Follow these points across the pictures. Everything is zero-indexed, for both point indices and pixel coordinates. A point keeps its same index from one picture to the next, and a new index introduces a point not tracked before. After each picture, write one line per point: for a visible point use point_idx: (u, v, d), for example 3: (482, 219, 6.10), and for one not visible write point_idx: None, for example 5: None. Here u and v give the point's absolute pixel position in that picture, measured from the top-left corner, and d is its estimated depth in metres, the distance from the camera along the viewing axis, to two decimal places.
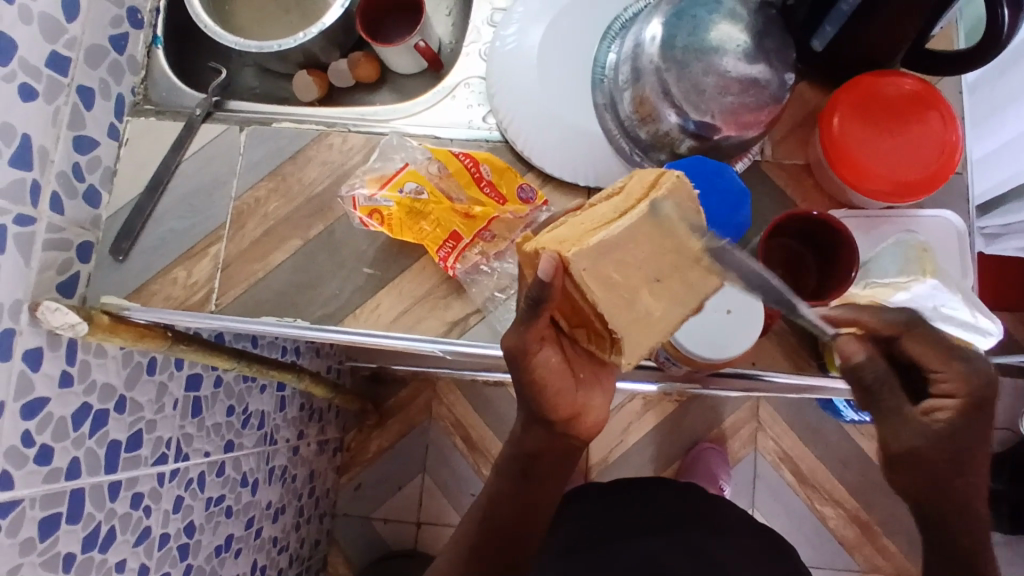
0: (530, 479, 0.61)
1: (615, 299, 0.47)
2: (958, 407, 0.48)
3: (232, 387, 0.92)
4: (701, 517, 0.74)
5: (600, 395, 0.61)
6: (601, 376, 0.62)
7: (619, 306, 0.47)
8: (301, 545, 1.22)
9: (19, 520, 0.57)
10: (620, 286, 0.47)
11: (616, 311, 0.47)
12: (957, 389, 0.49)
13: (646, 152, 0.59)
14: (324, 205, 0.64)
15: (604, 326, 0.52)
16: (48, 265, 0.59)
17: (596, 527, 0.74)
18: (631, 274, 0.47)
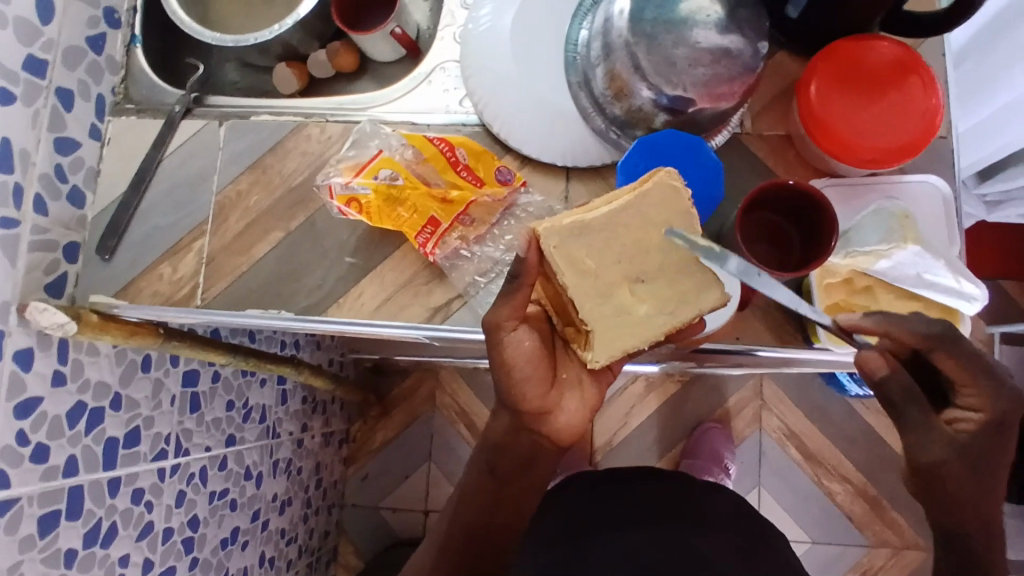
0: (496, 475, 0.66)
1: (591, 288, 0.53)
2: (980, 420, 0.53)
3: (231, 381, 0.93)
4: (694, 503, 0.73)
5: (574, 400, 0.64)
6: (581, 383, 0.64)
7: (593, 296, 0.53)
8: (310, 535, 1.23)
9: (17, 517, 0.59)
10: (595, 275, 0.53)
11: (591, 297, 0.53)
12: (981, 405, 0.53)
13: (621, 128, 0.58)
14: (306, 196, 0.64)
15: (575, 314, 0.55)
16: (35, 266, 0.59)
17: (586, 517, 0.73)
18: (605, 263, 0.53)
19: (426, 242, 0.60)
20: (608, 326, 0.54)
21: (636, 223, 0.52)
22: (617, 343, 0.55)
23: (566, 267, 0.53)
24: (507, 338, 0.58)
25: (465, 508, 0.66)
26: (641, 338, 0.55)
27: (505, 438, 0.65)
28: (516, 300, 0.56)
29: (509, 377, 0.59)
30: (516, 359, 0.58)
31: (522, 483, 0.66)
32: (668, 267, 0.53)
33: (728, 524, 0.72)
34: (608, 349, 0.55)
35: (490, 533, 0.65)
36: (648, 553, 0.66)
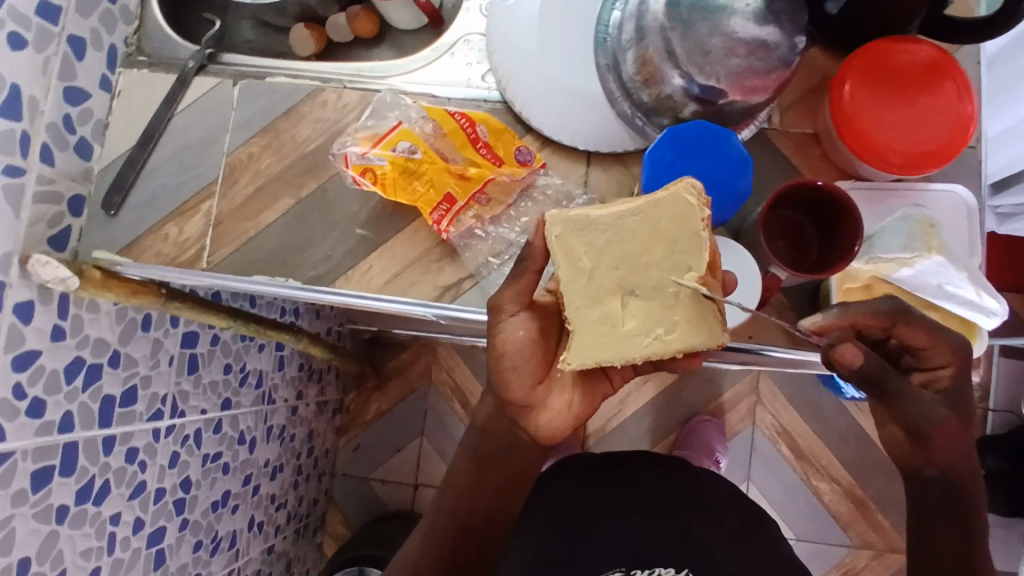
0: (481, 462, 0.66)
1: (584, 290, 0.53)
2: (948, 373, 0.55)
3: (229, 345, 0.92)
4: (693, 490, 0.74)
5: (561, 400, 0.63)
6: (571, 385, 0.63)
7: (584, 297, 0.53)
8: (299, 502, 1.23)
9: (11, 471, 0.58)
10: (588, 276, 0.52)
11: (580, 297, 0.53)
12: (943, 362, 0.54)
13: (648, 116, 0.57)
14: (319, 163, 0.63)
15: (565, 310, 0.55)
16: (39, 218, 0.58)
17: (579, 505, 0.73)
18: (603, 265, 0.52)
19: (441, 221, 0.59)
20: (590, 331, 0.52)
21: (645, 231, 0.51)
22: (594, 351, 0.52)
23: (564, 259, 0.53)
24: (506, 322, 0.57)
25: (452, 494, 0.66)
26: (620, 355, 0.52)
27: (490, 421, 0.67)
28: (519, 287, 0.57)
29: (499, 364, 0.59)
30: (510, 345, 0.58)
31: (504, 470, 0.66)
32: (664, 286, 0.51)
33: (723, 511, 0.72)
34: (584, 355, 0.52)
35: (470, 517, 0.65)
36: (646, 542, 0.66)
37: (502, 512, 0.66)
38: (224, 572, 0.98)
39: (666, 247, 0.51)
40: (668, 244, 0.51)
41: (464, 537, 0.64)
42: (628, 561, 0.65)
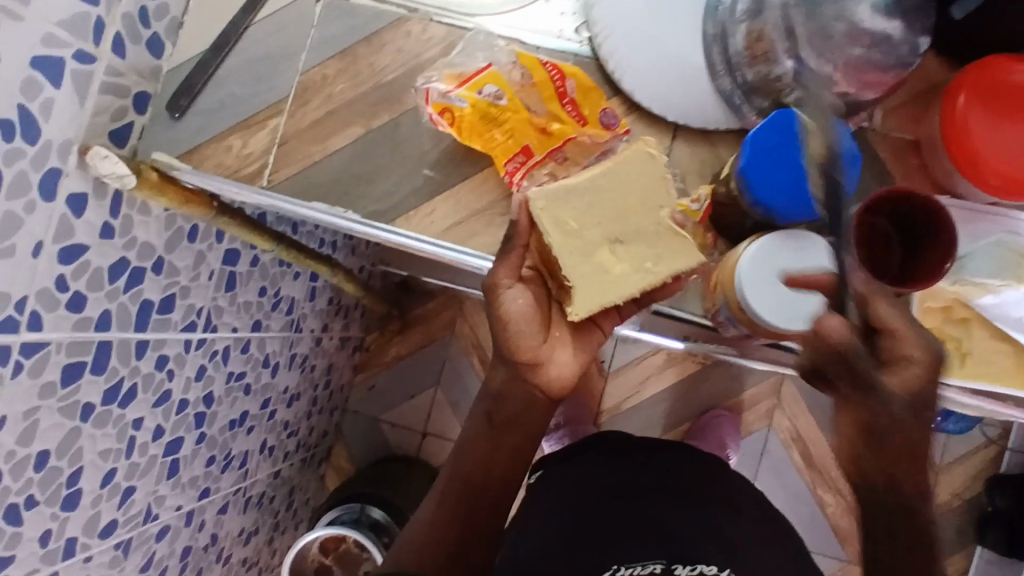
0: (494, 424, 0.64)
1: (574, 248, 0.55)
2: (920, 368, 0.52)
3: (267, 268, 0.92)
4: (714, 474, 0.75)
5: (567, 354, 0.63)
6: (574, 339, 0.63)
7: (577, 255, 0.55)
8: (310, 432, 1.24)
9: (44, 361, 0.57)
10: (579, 234, 0.55)
11: (572, 256, 0.55)
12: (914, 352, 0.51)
13: (747, 94, 0.54)
14: (394, 96, 0.61)
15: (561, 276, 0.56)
16: (103, 110, 0.56)
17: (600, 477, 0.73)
18: (588, 225, 0.55)
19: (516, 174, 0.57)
20: (590, 285, 0.55)
21: (621, 190, 0.55)
22: (599, 297, 0.55)
23: (552, 227, 0.54)
24: (505, 296, 0.58)
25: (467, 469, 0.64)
26: (619, 295, 0.55)
27: (504, 387, 0.63)
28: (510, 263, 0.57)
29: (506, 332, 0.59)
30: (513, 314, 0.58)
31: (518, 430, 0.64)
32: (647, 230, 0.55)
33: (741, 496, 0.73)
34: (590, 304, 0.55)
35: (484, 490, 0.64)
36: (682, 533, 0.66)
37: (509, 489, 0.65)
38: (232, 489, 0.99)
39: (639, 198, 0.54)
40: (643, 195, 0.54)
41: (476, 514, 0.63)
42: (670, 554, 0.65)
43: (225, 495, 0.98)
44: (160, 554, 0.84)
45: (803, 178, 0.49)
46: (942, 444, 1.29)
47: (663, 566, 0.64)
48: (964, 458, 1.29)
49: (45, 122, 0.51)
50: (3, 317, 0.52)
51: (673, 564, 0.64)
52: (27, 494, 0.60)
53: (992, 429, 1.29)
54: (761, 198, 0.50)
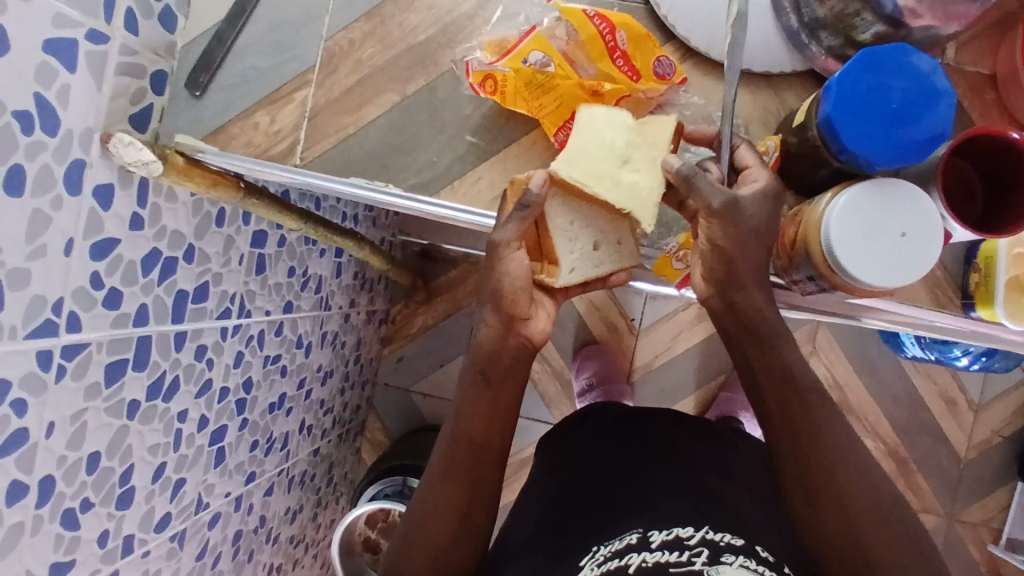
0: (491, 382, 0.63)
1: (607, 189, 0.57)
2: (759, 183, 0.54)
3: (294, 248, 0.89)
4: (722, 455, 0.72)
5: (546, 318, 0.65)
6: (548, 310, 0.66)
7: (605, 188, 0.57)
8: (344, 408, 1.23)
9: (86, 362, 0.55)
10: (597, 176, 0.57)
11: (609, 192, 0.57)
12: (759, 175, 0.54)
13: (813, 31, 0.54)
14: (427, 57, 0.60)
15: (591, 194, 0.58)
16: (121, 93, 0.53)
17: (593, 461, 0.73)
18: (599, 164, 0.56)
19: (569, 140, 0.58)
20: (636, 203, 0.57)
21: (583, 131, 0.56)
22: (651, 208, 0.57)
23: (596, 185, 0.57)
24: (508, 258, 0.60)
25: (466, 426, 0.62)
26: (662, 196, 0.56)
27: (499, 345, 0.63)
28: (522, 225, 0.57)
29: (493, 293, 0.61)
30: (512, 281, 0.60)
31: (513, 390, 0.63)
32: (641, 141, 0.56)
33: (750, 476, 0.70)
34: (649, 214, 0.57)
35: (484, 449, 0.62)
36: (669, 499, 0.63)
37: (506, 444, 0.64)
38: (276, 471, 0.99)
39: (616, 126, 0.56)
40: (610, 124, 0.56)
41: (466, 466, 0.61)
42: (647, 523, 0.60)
43: (269, 477, 0.97)
44: (213, 542, 0.83)
45: (887, 121, 0.47)
46: (980, 381, 1.28)
47: (638, 535, 0.58)
48: (1003, 395, 1.28)
49: (63, 110, 0.48)
50: (42, 320, 0.50)
51: (649, 532, 0.59)
52: (81, 498, 0.58)
53: None
54: (843, 146, 0.49)
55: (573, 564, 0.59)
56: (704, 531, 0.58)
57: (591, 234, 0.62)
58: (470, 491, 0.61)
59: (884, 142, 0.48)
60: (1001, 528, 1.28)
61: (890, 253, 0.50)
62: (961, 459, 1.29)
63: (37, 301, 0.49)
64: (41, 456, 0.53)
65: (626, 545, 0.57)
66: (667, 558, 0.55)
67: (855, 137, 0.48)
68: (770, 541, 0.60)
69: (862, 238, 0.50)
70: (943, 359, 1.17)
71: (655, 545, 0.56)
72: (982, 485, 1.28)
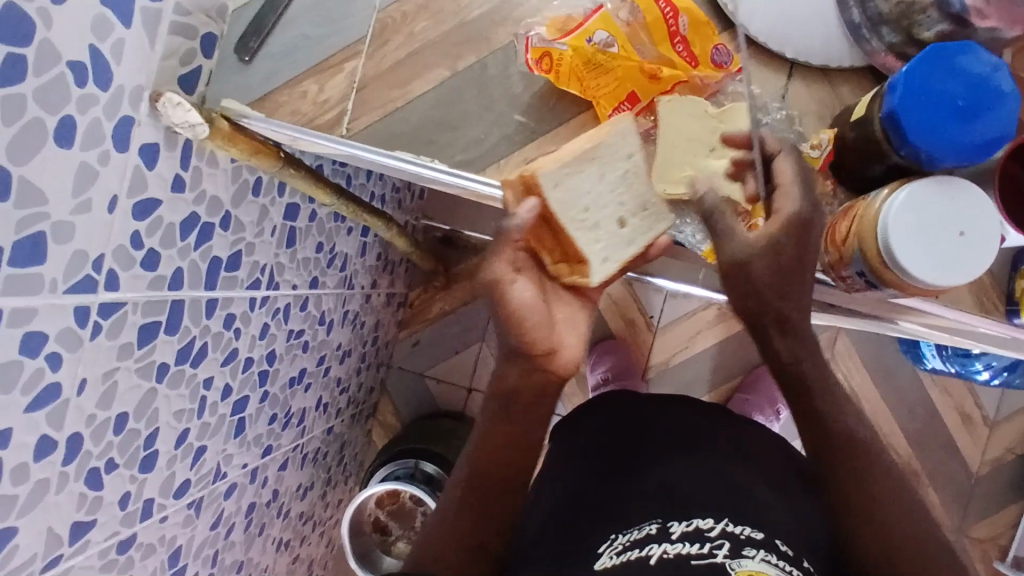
0: (512, 415, 0.68)
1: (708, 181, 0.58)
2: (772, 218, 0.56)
3: (324, 224, 0.89)
4: (741, 439, 0.71)
5: (573, 335, 0.70)
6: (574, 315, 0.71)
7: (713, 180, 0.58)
8: (359, 389, 1.23)
9: (121, 322, 0.55)
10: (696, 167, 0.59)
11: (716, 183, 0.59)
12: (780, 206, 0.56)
13: (876, 27, 0.57)
14: (479, 34, 0.60)
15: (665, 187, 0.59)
16: (173, 53, 0.52)
17: (609, 448, 0.72)
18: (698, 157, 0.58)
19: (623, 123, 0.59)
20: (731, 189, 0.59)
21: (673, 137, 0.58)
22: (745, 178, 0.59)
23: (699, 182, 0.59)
24: (511, 289, 0.65)
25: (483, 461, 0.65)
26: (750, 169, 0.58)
27: (520, 382, 0.68)
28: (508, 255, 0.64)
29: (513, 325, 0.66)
30: (521, 306, 0.66)
31: (539, 412, 0.69)
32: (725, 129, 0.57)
33: (765, 458, 0.68)
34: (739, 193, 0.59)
35: (505, 477, 0.65)
36: (687, 484, 0.62)
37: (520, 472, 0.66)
38: (291, 447, 0.99)
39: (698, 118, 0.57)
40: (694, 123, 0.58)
41: (485, 488, 0.64)
42: (667, 513, 0.58)
43: (284, 453, 0.97)
44: (228, 512, 0.83)
45: (952, 116, 0.49)
46: (998, 398, 1.27)
47: (659, 525, 0.57)
48: (1020, 414, 1.26)
49: (116, 65, 0.48)
50: (81, 276, 0.49)
51: (670, 522, 0.57)
52: (107, 458, 0.58)
53: None
54: (911, 140, 0.50)
55: (592, 551, 0.57)
56: (724, 523, 0.56)
57: (610, 212, 0.60)
58: (480, 517, 0.63)
59: (951, 135, 0.49)
60: (1011, 547, 1.27)
61: (946, 249, 0.51)
62: (973, 475, 1.28)
63: (78, 256, 0.49)
64: (71, 413, 0.53)
65: (646, 534, 0.56)
66: (688, 550, 0.53)
67: (921, 135, 0.50)
68: (795, 528, 0.58)
69: (925, 230, 0.50)
70: (963, 372, 1.16)
71: (676, 536, 0.55)
72: (994, 502, 1.27)
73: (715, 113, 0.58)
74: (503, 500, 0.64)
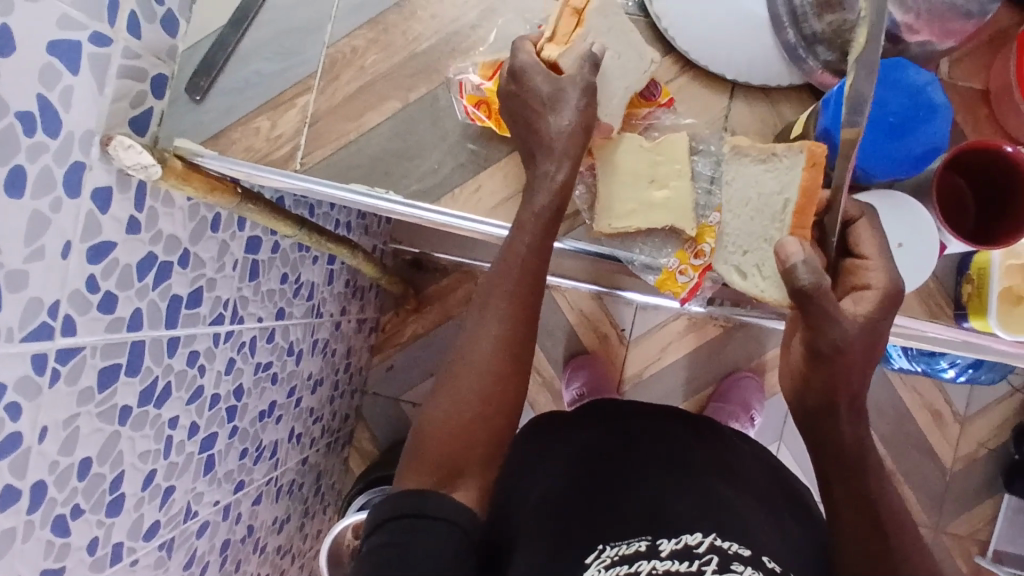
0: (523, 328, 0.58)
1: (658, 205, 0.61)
2: (869, 299, 0.53)
3: (287, 255, 0.89)
4: (722, 454, 0.72)
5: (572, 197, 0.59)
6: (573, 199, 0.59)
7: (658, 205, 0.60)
8: (333, 417, 1.22)
9: (79, 366, 0.54)
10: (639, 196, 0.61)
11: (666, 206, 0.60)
12: (876, 282, 0.54)
13: (811, 46, 0.58)
14: (431, 66, 0.62)
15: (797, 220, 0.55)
16: (122, 95, 0.53)
17: (598, 457, 0.70)
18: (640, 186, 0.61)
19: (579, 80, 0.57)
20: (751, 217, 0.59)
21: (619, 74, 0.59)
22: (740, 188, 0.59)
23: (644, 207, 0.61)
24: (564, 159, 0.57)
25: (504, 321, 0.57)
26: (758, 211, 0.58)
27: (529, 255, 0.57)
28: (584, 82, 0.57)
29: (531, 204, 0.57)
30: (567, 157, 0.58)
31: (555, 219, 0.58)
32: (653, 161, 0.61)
33: (743, 472, 0.70)
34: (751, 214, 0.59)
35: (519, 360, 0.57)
36: (675, 498, 0.62)
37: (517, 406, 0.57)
38: (264, 480, 0.97)
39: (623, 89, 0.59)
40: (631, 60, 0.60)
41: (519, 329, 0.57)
42: (655, 528, 0.59)
43: (258, 486, 0.96)
44: (201, 552, 0.82)
45: (881, 137, 0.53)
46: (965, 393, 1.30)
47: (648, 541, 0.57)
48: (988, 408, 1.29)
49: (66, 112, 0.48)
50: (37, 323, 0.49)
51: (658, 539, 0.57)
52: (72, 505, 0.57)
53: (1017, 378, 1.27)
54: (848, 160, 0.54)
55: (578, 565, 0.57)
56: (713, 537, 0.57)
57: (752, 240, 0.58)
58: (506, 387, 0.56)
59: (879, 155, 0.53)
60: (988, 540, 1.29)
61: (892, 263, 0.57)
62: (947, 471, 1.30)
63: (33, 303, 0.48)
64: (33, 461, 0.51)
65: (635, 551, 0.56)
66: (677, 568, 0.54)
67: (885, 171, 0.55)
68: (782, 545, 0.60)
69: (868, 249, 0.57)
70: (928, 370, 1.18)
71: (665, 554, 0.55)
72: (967, 496, 1.30)
73: (652, 147, 0.61)
74: (517, 381, 0.57)
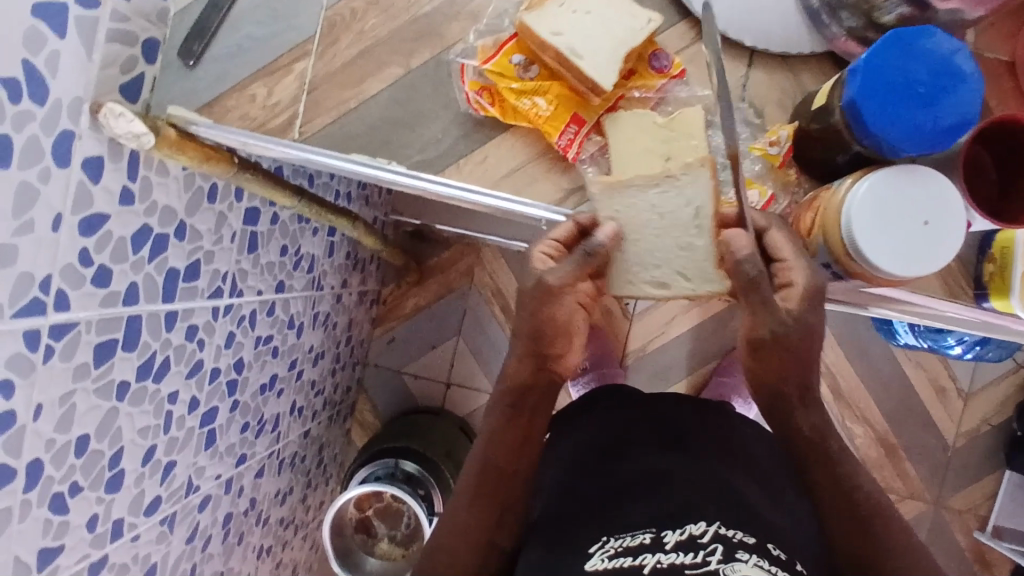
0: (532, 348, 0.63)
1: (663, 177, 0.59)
2: (797, 297, 0.57)
3: (287, 226, 0.87)
4: (729, 438, 0.71)
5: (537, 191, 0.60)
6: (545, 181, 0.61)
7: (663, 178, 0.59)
8: (335, 389, 1.22)
9: (74, 342, 0.53)
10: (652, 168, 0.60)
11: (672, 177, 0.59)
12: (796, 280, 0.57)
13: (834, 12, 0.56)
14: (433, 30, 0.60)
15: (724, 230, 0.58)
16: (112, 60, 0.50)
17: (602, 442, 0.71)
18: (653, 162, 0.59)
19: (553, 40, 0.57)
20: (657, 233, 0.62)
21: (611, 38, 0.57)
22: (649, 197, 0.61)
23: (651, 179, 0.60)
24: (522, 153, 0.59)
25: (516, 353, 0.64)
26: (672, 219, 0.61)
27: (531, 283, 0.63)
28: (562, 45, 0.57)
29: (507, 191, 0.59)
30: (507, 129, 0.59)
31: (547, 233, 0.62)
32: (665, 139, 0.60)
33: (749, 456, 0.69)
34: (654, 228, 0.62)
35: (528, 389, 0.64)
36: (678, 485, 0.61)
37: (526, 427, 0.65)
38: (266, 453, 0.97)
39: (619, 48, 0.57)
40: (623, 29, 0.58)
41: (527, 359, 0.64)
42: (660, 520, 0.57)
43: (260, 459, 0.96)
44: (204, 525, 0.82)
45: (911, 100, 0.50)
46: (971, 370, 1.29)
47: (652, 534, 0.55)
48: (993, 384, 1.29)
49: (52, 78, 0.46)
50: (29, 298, 0.47)
51: (663, 531, 0.55)
52: (70, 482, 0.56)
53: None
54: (873, 129, 0.51)
55: (584, 554, 0.56)
56: (717, 526, 0.55)
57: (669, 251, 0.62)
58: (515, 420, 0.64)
59: (908, 120, 0.50)
60: (988, 516, 1.29)
61: (913, 237, 0.54)
62: (949, 446, 1.30)
63: (24, 278, 0.46)
64: (29, 440, 0.50)
65: (639, 543, 0.55)
66: (683, 561, 0.52)
67: (916, 147, 0.51)
68: (785, 529, 0.59)
69: (893, 221, 0.53)
70: (934, 347, 1.17)
71: (669, 546, 0.54)
72: (969, 472, 1.30)
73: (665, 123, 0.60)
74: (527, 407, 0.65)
